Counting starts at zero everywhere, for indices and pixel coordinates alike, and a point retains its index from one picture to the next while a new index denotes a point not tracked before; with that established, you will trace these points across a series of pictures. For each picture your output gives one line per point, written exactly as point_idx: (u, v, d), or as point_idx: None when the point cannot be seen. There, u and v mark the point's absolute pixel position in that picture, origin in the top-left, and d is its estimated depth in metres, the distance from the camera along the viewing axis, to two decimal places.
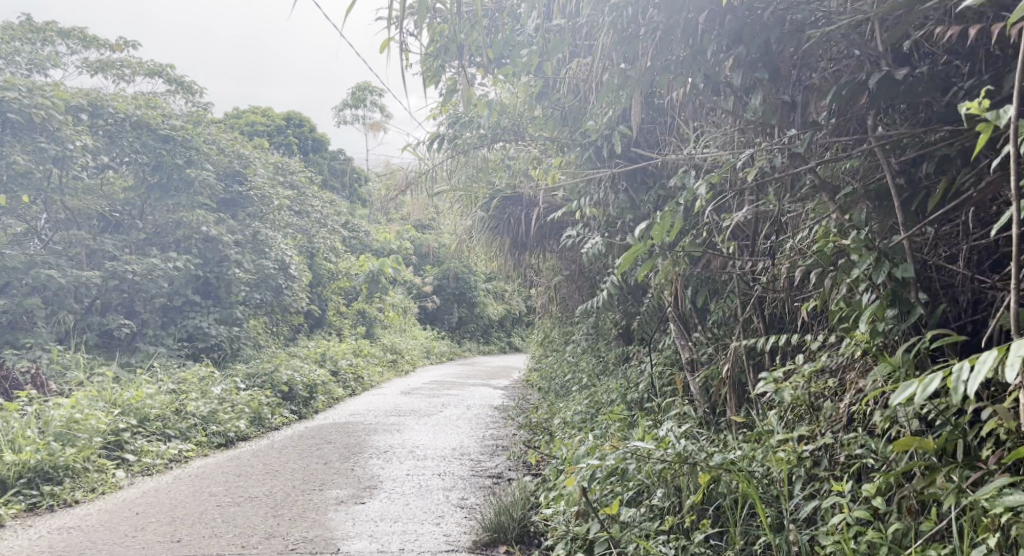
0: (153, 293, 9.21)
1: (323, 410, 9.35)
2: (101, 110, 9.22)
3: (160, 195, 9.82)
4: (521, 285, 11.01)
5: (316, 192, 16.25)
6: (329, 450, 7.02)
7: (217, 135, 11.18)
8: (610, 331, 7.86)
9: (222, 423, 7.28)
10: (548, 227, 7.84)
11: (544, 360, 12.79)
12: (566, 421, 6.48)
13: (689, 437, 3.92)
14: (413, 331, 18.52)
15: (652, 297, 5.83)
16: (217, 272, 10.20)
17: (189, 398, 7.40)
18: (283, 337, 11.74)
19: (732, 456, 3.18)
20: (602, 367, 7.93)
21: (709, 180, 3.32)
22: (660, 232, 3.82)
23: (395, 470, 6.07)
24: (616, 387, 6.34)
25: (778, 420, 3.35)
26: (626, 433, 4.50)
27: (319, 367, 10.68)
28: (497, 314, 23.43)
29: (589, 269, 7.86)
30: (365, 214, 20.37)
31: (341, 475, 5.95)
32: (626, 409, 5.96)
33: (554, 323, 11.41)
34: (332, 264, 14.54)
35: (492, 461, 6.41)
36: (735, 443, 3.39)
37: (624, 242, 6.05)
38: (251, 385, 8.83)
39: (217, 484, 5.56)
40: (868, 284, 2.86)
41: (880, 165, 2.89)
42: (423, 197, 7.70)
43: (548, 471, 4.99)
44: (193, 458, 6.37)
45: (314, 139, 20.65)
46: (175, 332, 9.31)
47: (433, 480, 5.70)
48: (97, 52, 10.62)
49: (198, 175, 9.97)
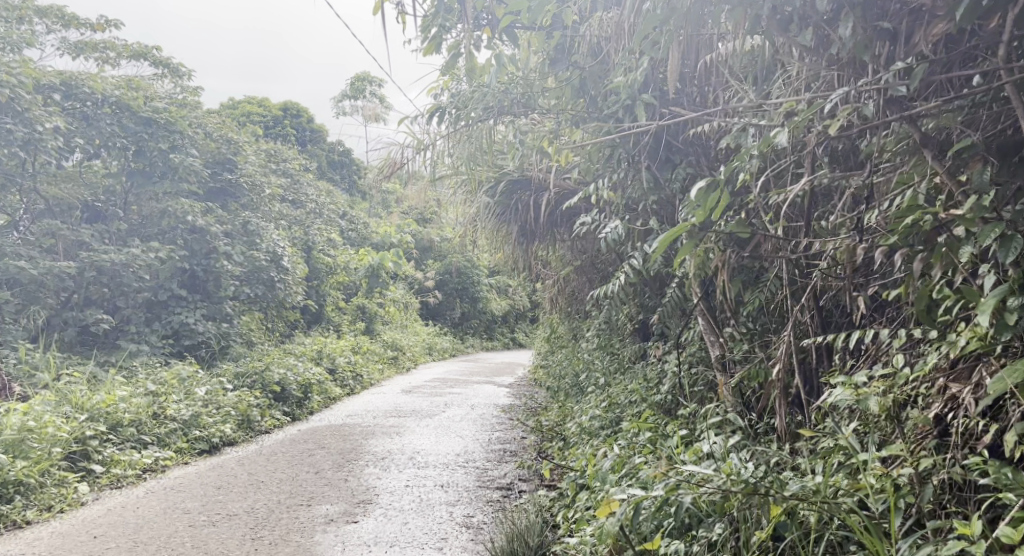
0: (137, 287, 8.60)
1: (318, 411, 8.77)
2: (76, 90, 8.57)
3: (142, 181, 9.31)
4: (527, 278, 10.47)
5: (313, 183, 15.62)
6: (322, 456, 6.43)
7: (203, 119, 10.58)
8: (625, 325, 7.29)
9: (205, 428, 6.69)
10: (560, 213, 7.27)
11: (551, 357, 12.15)
12: (580, 425, 5.89)
13: (741, 453, 3.37)
14: (414, 327, 17.92)
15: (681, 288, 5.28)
16: (204, 266, 9.51)
17: (169, 400, 6.81)
18: (278, 334, 11.16)
19: (810, 483, 2.62)
20: (617, 366, 7.32)
21: (781, 132, 2.77)
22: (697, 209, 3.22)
23: (394, 481, 5.48)
24: (636, 388, 5.73)
25: (858, 435, 2.81)
26: (659, 444, 3.93)
27: (315, 365, 10.10)
28: (500, 310, 22.75)
29: (606, 257, 7.28)
30: (364, 207, 19.79)
31: (333, 486, 5.37)
32: (649, 412, 5.38)
33: (562, 318, 10.82)
34: (330, 257, 13.95)
35: (500, 469, 5.83)
36: (807, 465, 2.84)
37: (647, 225, 5.48)
38: (239, 386, 8.22)
39: (194, 499, 4.99)
40: (986, 265, 2.30)
41: (1004, 113, 2.38)
42: (423, 182, 7.09)
43: (565, 485, 4.42)
44: (170, 468, 5.80)
45: (311, 130, 20.01)
46: (159, 328, 8.69)
47: (434, 493, 5.12)
48: (78, 32, 9.98)
49: (184, 161, 9.37)
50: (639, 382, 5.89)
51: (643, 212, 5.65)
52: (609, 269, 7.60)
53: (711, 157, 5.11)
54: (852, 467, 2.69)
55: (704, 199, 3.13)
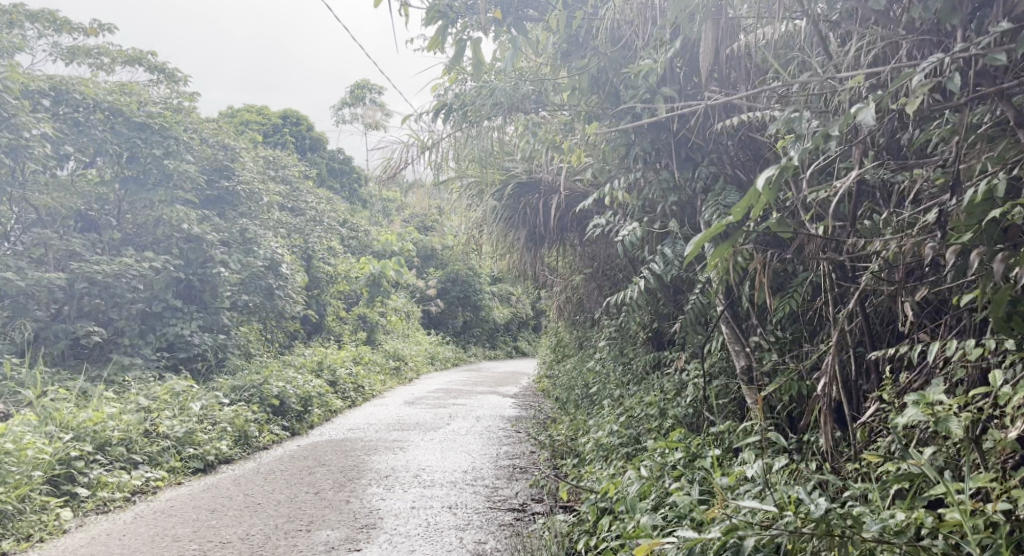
0: (130, 298, 8.26)
1: (319, 425, 8.44)
2: (67, 96, 8.23)
3: (135, 188, 8.96)
4: (532, 285, 10.17)
5: (313, 190, 15.30)
6: (323, 474, 6.11)
7: (199, 125, 10.29)
8: (638, 334, 6.99)
9: (200, 445, 6.37)
10: (570, 217, 6.97)
11: (557, 367, 11.83)
12: (595, 442, 5.57)
13: (793, 482, 3.12)
14: (416, 336, 17.57)
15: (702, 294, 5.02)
16: (200, 275, 9.14)
17: (162, 417, 6.47)
18: (277, 345, 10.84)
19: (890, 522, 2.39)
20: (629, 376, 7.02)
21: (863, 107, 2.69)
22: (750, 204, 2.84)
23: (399, 503, 5.14)
24: (654, 399, 5.42)
25: (935, 462, 2.59)
26: (692, 467, 3.65)
27: (316, 377, 9.77)
28: (502, 318, 22.43)
29: (620, 262, 6.99)
30: (365, 216, 19.48)
31: (334, 508, 5.06)
32: (670, 425, 5.08)
33: (569, 326, 10.51)
34: (331, 266, 13.63)
35: (511, 487, 5.51)
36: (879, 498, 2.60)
37: (666, 228, 5.21)
38: (236, 400, 7.89)
39: (185, 525, 4.69)
40: None
41: None
42: (428, 185, 6.78)
43: (585, 510, 4.12)
44: (162, 489, 5.49)
45: (311, 138, 19.67)
46: (153, 340, 8.37)
47: (443, 516, 4.81)
48: (70, 37, 9.65)
49: (178, 167, 9.13)
50: (655, 394, 5.58)
51: (662, 214, 5.38)
52: (622, 274, 7.31)
53: (732, 155, 4.84)
54: (936, 498, 2.45)
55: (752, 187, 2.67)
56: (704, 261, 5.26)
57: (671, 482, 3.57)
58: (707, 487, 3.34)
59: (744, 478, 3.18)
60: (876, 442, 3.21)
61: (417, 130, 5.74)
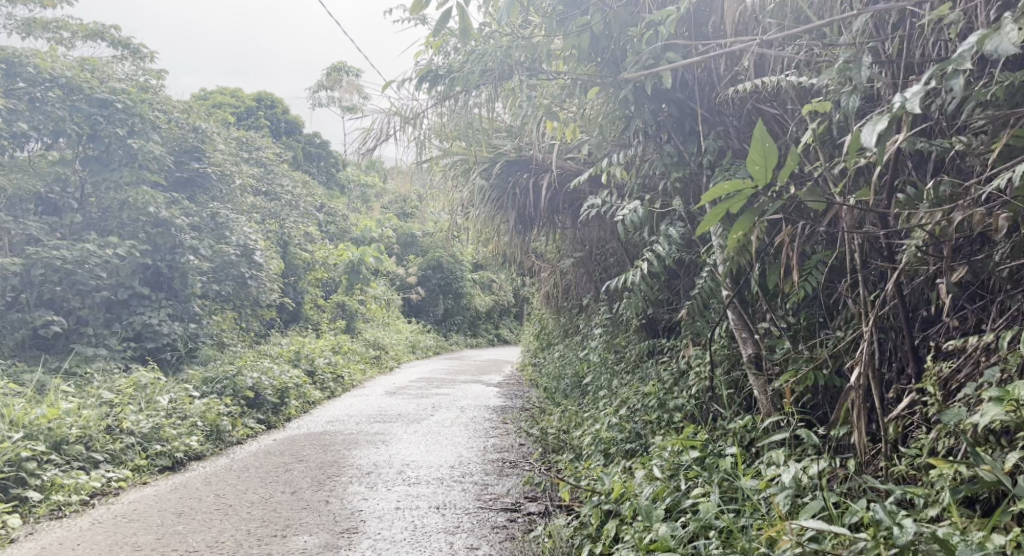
0: (94, 285, 7.77)
1: (296, 417, 8.04)
2: (19, 69, 7.69)
3: (96, 168, 8.34)
4: (518, 271, 9.80)
5: (288, 174, 14.79)
6: (300, 471, 5.72)
7: (169, 103, 9.78)
8: (631, 322, 6.67)
9: (168, 441, 5.96)
10: (562, 197, 6.62)
11: (542, 356, 11.48)
12: (590, 436, 5.23)
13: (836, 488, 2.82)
14: (396, 325, 17.16)
15: (708, 277, 4.70)
16: (169, 261, 8.65)
17: (126, 412, 6.04)
18: (252, 334, 10.39)
19: None
20: (622, 364, 6.70)
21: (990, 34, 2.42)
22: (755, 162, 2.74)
23: (383, 503, 4.77)
24: (653, 390, 5.10)
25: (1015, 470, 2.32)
26: (709, 468, 3.32)
27: (292, 367, 9.36)
28: (484, 305, 22.05)
29: (614, 245, 6.67)
30: (342, 202, 18.99)
31: (312, 510, 4.68)
32: (672, 418, 4.75)
33: (556, 313, 10.17)
34: (308, 252, 13.16)
35: (502, 484, 5.15)
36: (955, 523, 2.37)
37: (669, 207, 4.89)
38: (207, 392, 7.46)
39: (149, 532, 4.29)
40: None
41: None
42: (410, 164, 6.37)
43: (586, 512, 3.76)
44: (126, 490, 5.09)
45: (288, 121, 19.09)
46: (120, 330, 7.92)
47: (431, 518, 4.45)
48: (27, 9, 9.06)
49: (144, 148, 8.48)
50: (654, 383, 5.27)
51: (663, 192, 5.06)
52: (615, 258, 6.96)
53: (739, 130, 4.52)
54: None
55: (761, 132, 2.67)
56: (710, 243, 4.94)
57: (688, 486, 3.26)
58: (731, 495, 3.04)
59: (778, 484, 2.89)
60: (910, 440, 2.95)
61: (399, 100, 5.37)
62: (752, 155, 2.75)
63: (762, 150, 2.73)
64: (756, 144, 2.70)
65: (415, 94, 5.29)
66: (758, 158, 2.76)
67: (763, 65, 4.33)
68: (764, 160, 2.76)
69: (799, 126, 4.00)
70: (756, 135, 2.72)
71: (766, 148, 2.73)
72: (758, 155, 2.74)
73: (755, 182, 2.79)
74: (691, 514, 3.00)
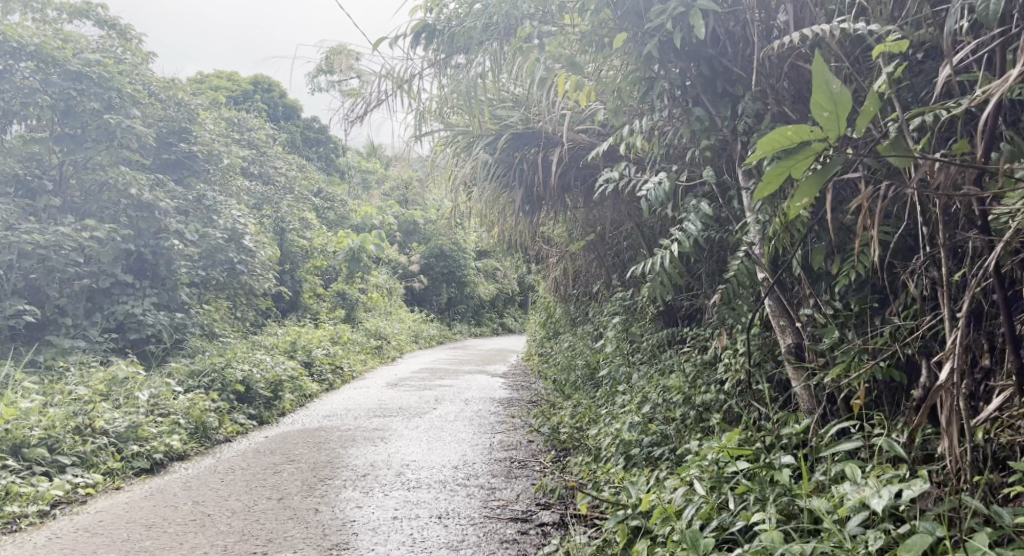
0: (71, 273, 7.25)
1: (291, 412, 7.55)
2: None
3: (71, 145, 7.79)
4: (524, 256, 9.28)
5: (285, 157, 14.23)
6: (290, 473, 5.20)
7: (153, 78, 9.19)
8: (647, 309, 6.16)
9: (146, 441, 5.46)
10: (573, 174, 6.09)
11: (549, 347, 10.95)
12: (610, 437, 4.72)
13: (934, 519, 2.40)
14: (399, 314, 16.67)
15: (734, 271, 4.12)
16: (153, 247, 8.11)
17: (100, 409, 5.54)
18: (247, 325, 9.89)
19: None
20: (637, 354, 6.19)
21: None
22: (819, 111, 2.32)
23: (378, 512, 4.26)
24: (676, 384, 4.59)
25: None
26: (761, 485, 2.85)
27: (287, 358, 8.87)
28: (488, 294, 21.54)
29: (629, 225, 6.15)
30: (342, 189, 18.45)
31: (298, 520, 4.17)
32: (702, 415, 4.25)
33: (565, 300, 9.64)
34: (306, 239, 12.65)
35: (510, 489, 4.64)
36: None
37: (697, 178, 4.37)
38: (193, 387, 6.95)
39: (110, 550, 3.79)
40: None
41: None
42: (408, 138, 5.80)
43: (611, 527, 3.29)
44: (95, 498, 4.61)
45: (285, 106, 18.48)
46: (101, 321, 7.41)
47: (432, 530, 3.94)
48: None
49: (122, 123, 7.84)
50: (677, 376, 4.76)
51: (690, 164, 4.54)
52: (629, 241, 6.42)
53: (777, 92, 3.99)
54: None
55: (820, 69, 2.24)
56: (744, 220, 4.40)
57: (739, 507, 2.81)
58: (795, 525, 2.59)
59: (861, 510, 2.46)
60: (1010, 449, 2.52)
61: (392, 62, 4.81)
62: (816, 100, 2.31)
63: (828, 93, 2.29)
64: (818, 86, 2.28)
65: (410, 53, 4.73)
66: (825, 105, 2.32)
67: (806, 17, 3.80)
68: (833, 107, 2.30)
69: (855, 82, 3.47)
70: (817, 77, 2.28)
71: (833, 91, 2.29)
72: (823, 99, 2.30)
73: (825, 135, 2.34)
74: (750, 547, 2.56)
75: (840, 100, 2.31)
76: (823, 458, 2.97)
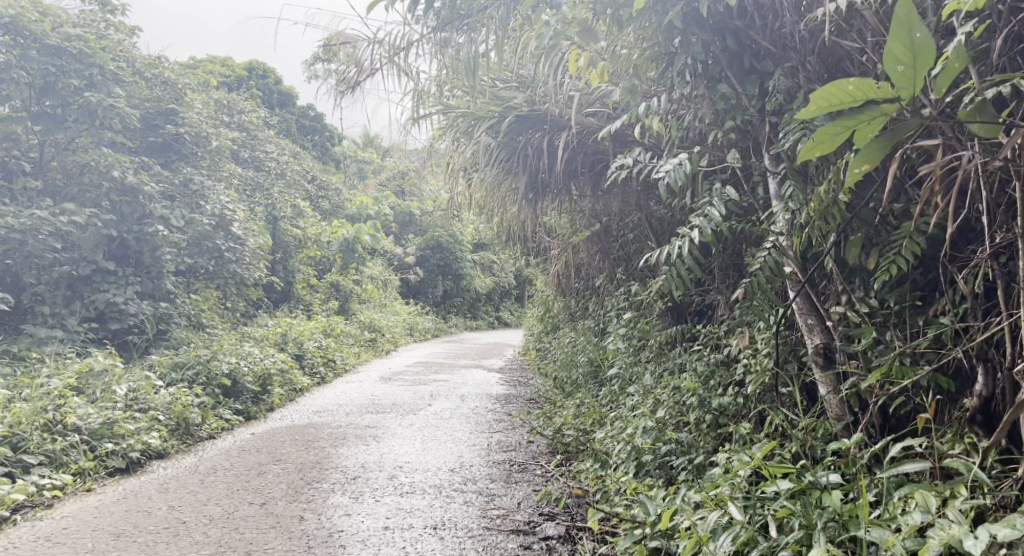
0: (49, 259, 6.88)
1: (279, 407, 7.19)
2: None
3: (48, 125, 7.37)
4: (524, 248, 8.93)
5: (278, 144, 13.82)
6: (275, 475, 4.85)
7: (138, 56, 8.79)
8: (655, 304, 5.82)
9: (123, 438, 5.11)
10: (579, 161, 5.75)
11: (548, 342, 10.57)
12: (620, 442, 4.39)
13: None
14: (393, 307, 16.26)
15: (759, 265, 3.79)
16: (137, 232, 7.75)
17: (74, 404, 5.19)
18: (236, 315, 9.52)
19: None
20: (644, 352, 5.85)
21: None
22: (892, 61, 2.29)
23: (368, 521, 3.91)
24: (692, 385, 4.26)
25: None
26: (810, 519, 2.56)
27: (277, 351, 8.51)
28: (484, 288, 21.14)
29: (638, 216, 5.81)
30: (337, 179, 18.03)
31: (280, 530, 3.81)
32: (721, 419, 3.92)
33: (565, 295, 9.28)
34: (298, 227, 12.24)
35: (510, 496, 4.29)
36: None
37: (719, 163, 4.04)
38: (176, 381, 6.60)
39: None
40: None
41: None
42: (406, 121, 5.44)
43: (628, 547, 2.97)
44: (64, 501, 4.27)
45: (280, 92, 18.04)
46: (80, 310, 7.04)
47: (427, 544, 3.59)
48: None
49: (103, 102, 7.44)
50: (691, 375, 4.42)
51: (710, 148, 4.21)
52: (636, 233, 6.08)
53: None
54: None
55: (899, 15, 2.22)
56: (768, 208, 4.07)
57: (783, 536, 2.60)
58: None
59: None
60: None
61: (390, 33, 4.45)
62: (893, 52, 2.28)
63: (907, 43, 2.25)
64: (896, 34, 2.25)
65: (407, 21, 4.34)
66: (900, 57, 2.28)
67: None
68: (909, 58, 2.26)
69: None
70: (897, 26, 2.25)
71: (913, 43, 2.24)
72: (902, 49, 2.26)
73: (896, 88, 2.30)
74: None
75: (921, 54, 2.26)
76: (882, 484, 2.66)
